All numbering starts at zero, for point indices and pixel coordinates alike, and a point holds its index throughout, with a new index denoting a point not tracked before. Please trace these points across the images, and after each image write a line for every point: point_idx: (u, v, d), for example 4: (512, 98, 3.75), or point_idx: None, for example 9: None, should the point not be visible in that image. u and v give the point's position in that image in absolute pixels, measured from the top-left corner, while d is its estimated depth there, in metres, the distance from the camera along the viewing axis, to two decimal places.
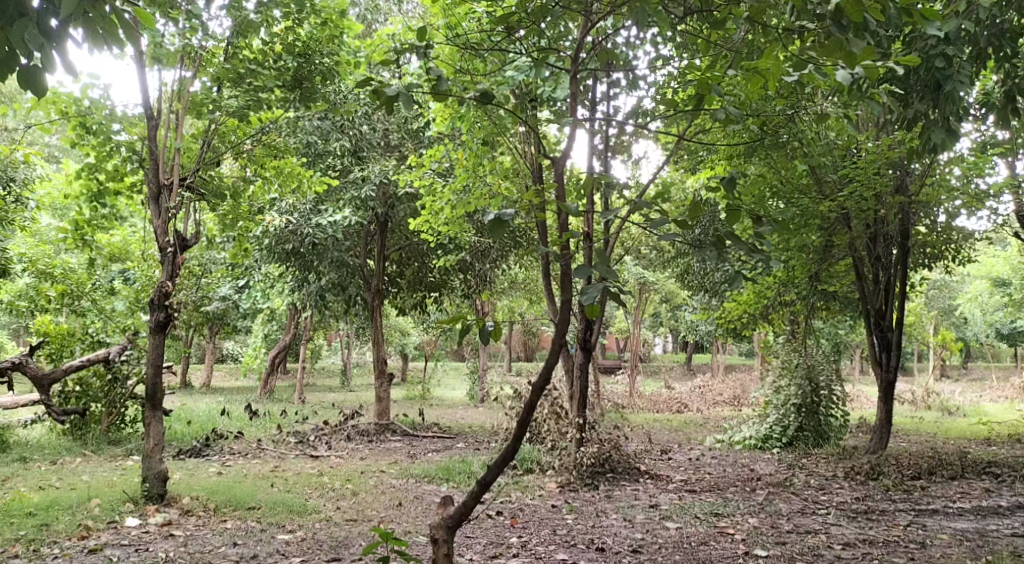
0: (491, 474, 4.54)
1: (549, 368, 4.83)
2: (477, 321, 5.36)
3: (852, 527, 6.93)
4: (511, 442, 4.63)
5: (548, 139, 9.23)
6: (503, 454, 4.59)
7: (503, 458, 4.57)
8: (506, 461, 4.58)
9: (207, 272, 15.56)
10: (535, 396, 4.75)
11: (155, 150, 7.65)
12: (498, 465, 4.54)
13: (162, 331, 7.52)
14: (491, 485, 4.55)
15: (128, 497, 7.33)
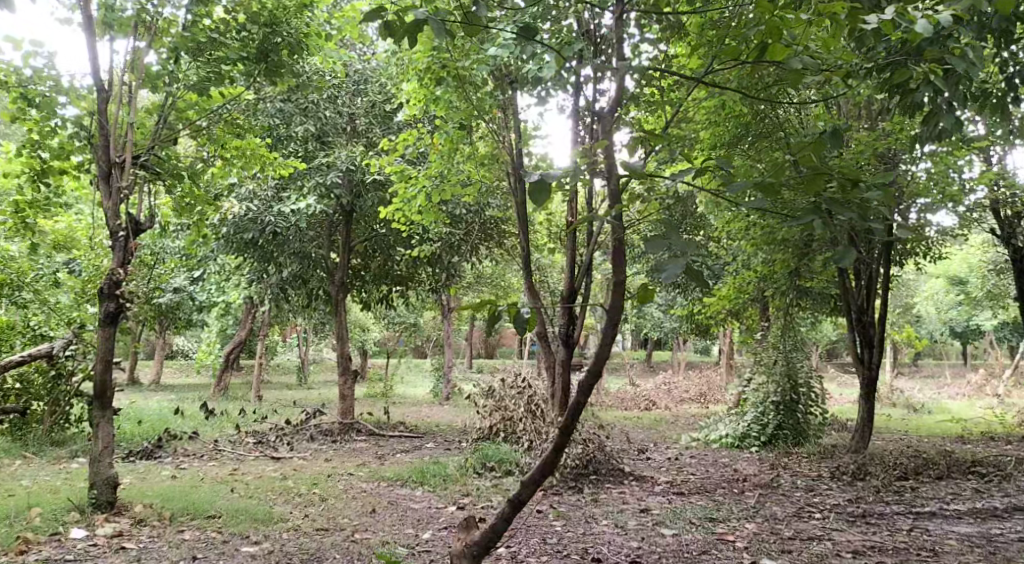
0: (524, 492, 4.27)
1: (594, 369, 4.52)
2: (509, 306, 4.76)
3: (855, 531, 6.50)
4: (550, 451, 4.32)
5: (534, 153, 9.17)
6: (543, 465, 4.29)
7: (540, 471, 4.27)
8: (545, 473, 4.28)
9: (160, 262, 14.82)
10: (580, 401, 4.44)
11: (104, 126, 7.03)
12: (536, 478, 4.25)
13: (112, 323, 6.87)
14: (529, 498, 4.27)
15: (74, 505, 6.69)
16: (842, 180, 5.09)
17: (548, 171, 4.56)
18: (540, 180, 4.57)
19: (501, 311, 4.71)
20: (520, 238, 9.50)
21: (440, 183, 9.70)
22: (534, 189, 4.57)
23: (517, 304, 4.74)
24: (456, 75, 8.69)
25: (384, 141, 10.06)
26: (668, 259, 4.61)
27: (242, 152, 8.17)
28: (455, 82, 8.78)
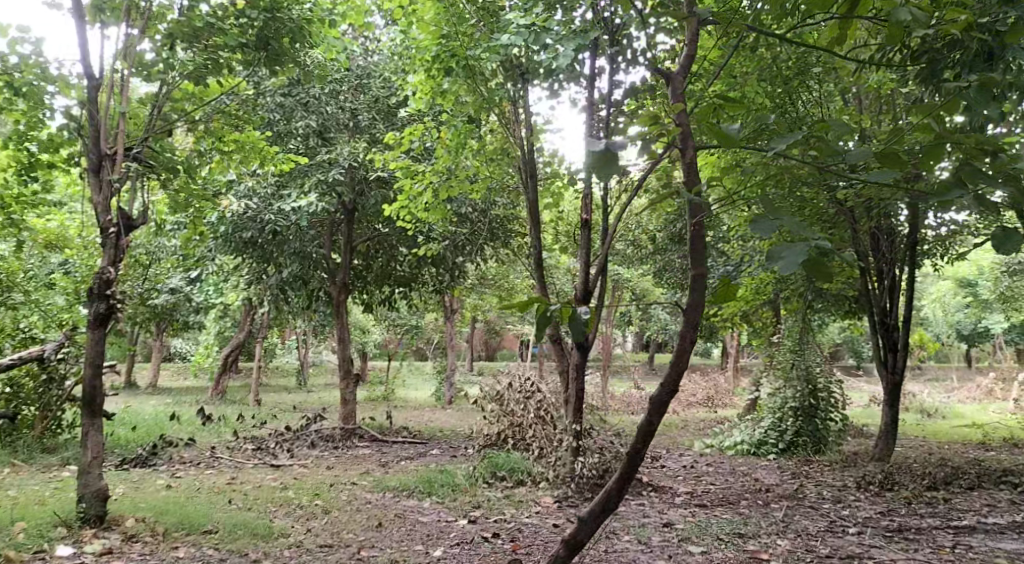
0: (581, 531, 3.97)
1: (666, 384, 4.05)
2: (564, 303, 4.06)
3: (894, 548, 6.09)
4: (613, 481, 3.99)
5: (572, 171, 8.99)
6: (603, 499, 3.97)
7: (598, 509, 3.97)
8: (604, 511, 3.97)
9: (155, 260, 14.43)
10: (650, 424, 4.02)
11: (95, 117, 6.58)
12: (595, 517, 3.94)
13: (103, 325, 6.45)
14: (587, 537, 3.98)
15: (61, 520, 6.28)
16: (971, 150, 3.70)
17: (614, 143, 3.68)
18: (603, 153, 3.69)
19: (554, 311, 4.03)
20: (532, 238, 9.07)
21: (448, 179, 9.31)
22: (596, 163, 3.72)
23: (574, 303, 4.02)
24: (467, 64, 8.25)
25: (390, 136, 9.61)
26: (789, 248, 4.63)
27: (241, 144, 7.72)
28: (465, 72, 8.35)
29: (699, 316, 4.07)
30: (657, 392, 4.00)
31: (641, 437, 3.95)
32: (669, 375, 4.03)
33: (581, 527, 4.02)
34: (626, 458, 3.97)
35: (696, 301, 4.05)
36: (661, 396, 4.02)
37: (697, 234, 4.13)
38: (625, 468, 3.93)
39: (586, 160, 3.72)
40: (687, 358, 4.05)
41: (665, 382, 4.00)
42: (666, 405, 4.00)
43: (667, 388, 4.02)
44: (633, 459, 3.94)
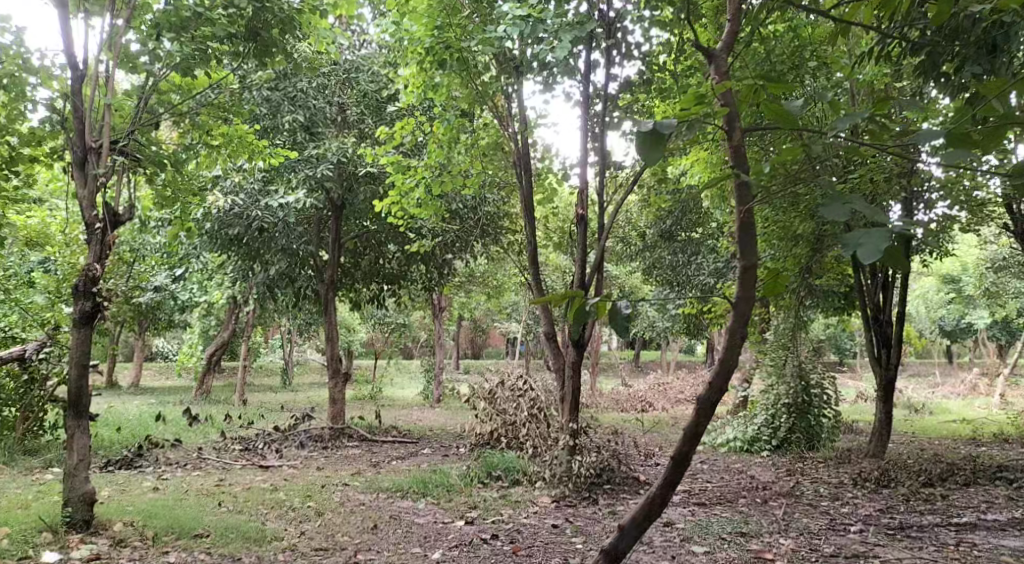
0: (621, 541, 3.97)
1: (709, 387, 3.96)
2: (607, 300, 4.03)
3: (898, 546, 6.01)
4: (656, 487, 3.97)
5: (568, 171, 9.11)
6: (648, 505, 3.97)
7: (640, 516, 3.98)
8: (646, 519, 3.98)
9: (139, 257, 14.19)
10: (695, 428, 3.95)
11: (79, 108, 6.37)
12: (638, 525, 3.95)
13: (89, 323, 6.26)
14: (628, 543, 4.00)
15: (45, 525, 6.10)
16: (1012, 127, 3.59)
17: (663, 123, 3.51)
18: (652, 134, 3.52)
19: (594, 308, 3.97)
20: (528, 233, 8.94)
21: (440, 174, 9.18)
22: (642, 144, 3.53)
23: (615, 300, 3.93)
24: (460, 57, 8.08)
25: (381, 131, 9.46)
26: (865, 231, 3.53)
27: (229, 138, 7.55)
28: (459, 65, 8.17)
29: (749, 308, 3.95)
30: (704, 393, 3.94)
31: (687, 442, 3.92)
32: (718, 373, 3.94)
33: (621, 535, 4.01)
34: (670, 464, 3.96)
35: (746, 294, 3.93)
36: (707, 396, 3.95)
37: (746, 221, 3.96)
38: (669, 475, 3.93)
39: (634, 140, 3.54)
40: (736, 355, 3.95)
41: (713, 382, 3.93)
42: (712, 406, 3.94)
43: (715, 386, 3.95)
44: (677, 467, 3.93)
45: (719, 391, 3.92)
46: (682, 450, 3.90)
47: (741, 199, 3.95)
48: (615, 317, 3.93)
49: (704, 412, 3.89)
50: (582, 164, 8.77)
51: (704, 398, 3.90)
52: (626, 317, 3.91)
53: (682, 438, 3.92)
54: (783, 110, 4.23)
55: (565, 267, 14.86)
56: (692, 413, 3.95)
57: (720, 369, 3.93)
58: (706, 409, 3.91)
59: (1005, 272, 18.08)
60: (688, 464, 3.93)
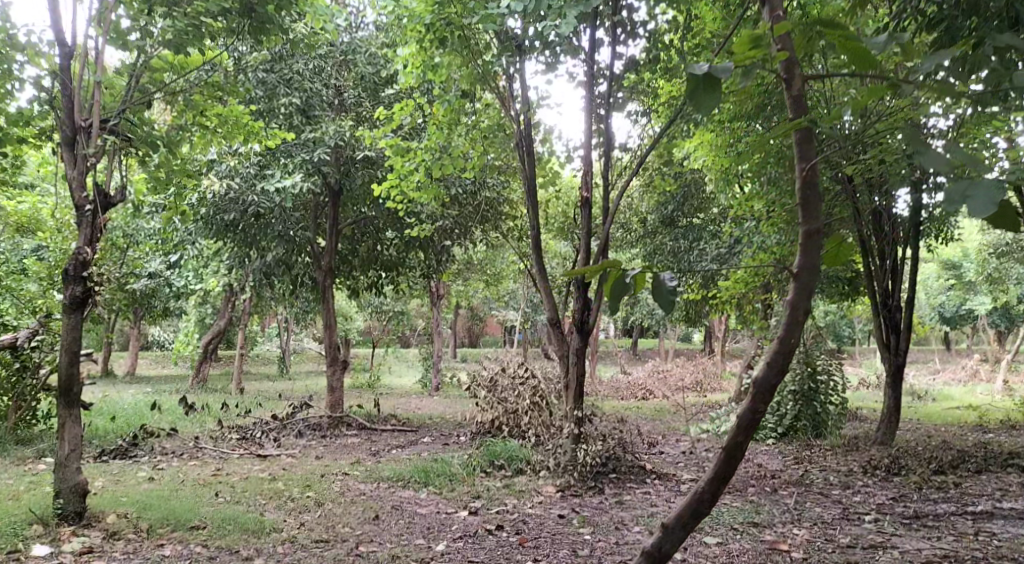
0: (665, 542, 3.82)
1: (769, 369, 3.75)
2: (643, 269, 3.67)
3: (916, 536, 5.83)
4: (705, 481, 3.81)
5: (565, 156, 8.94)
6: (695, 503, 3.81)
7: (686, 514, 3.83)
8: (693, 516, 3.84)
9: (133, 243, 13.97)
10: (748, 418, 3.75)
11: (67, 86, 6.15)
12: (683, 526, 3.79)
13: (79, 309, 6.05)
14: (673, 543, 3.85)
15: (36, 517, 5.92)
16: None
17: (719, 67, 3.29)
18: (706, 78, 3.30)
19: (630, 280, 3.62)
20: (530, 218, 8.72)
21: (441, 157, 8.96)
22: (695, 89, 3.33)
23: (654, 269, 3.60)
24: (461, 35, 7.93)
25: (379, 112, 9.23)
26: (977, 185, 3.16)
27: (223, 119, 7.30)
28: (460, 43, 8.03)
29: (812, 280, 3.77)
30: (760, 378, 3.76)
31: (740, 432, 3.76)
32: (779, 352, 3.75)
33: (665, 536, 3.86)
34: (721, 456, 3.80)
35: (810, 264, 3.74)
36: (767, 378, 3.75)
37: (808, 179, 3.80)
38: (720, 469, 3.78)
39: (686, 85, 3.34)
40: (796, 333, 3.76)
41: (769, 364, 3.75)
42: (769, 391, 3.76)
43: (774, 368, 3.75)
44: (729, 459, 3.78)
45: (778, 373, 3.74)
46: (735, 441, 3.75)
47: (802, 158, 3.78)
48: (658, 289, 3.57)
49: (761, 399, 3.73)
50: (586, 146, 8.55)
51: (760, 384, 3.73)
52: (670, 291, 3.55)
53: (735, 428, 3.76)
54: (862, 48, 3.64)
55: (565, 254, 14.65)
56: (748, 398, 3.78)
57: (778, 350, 3.75)
58: (762, 396, 3.73)
59: (1009, 257, 17.87)
60: (741, 456, 3.77)
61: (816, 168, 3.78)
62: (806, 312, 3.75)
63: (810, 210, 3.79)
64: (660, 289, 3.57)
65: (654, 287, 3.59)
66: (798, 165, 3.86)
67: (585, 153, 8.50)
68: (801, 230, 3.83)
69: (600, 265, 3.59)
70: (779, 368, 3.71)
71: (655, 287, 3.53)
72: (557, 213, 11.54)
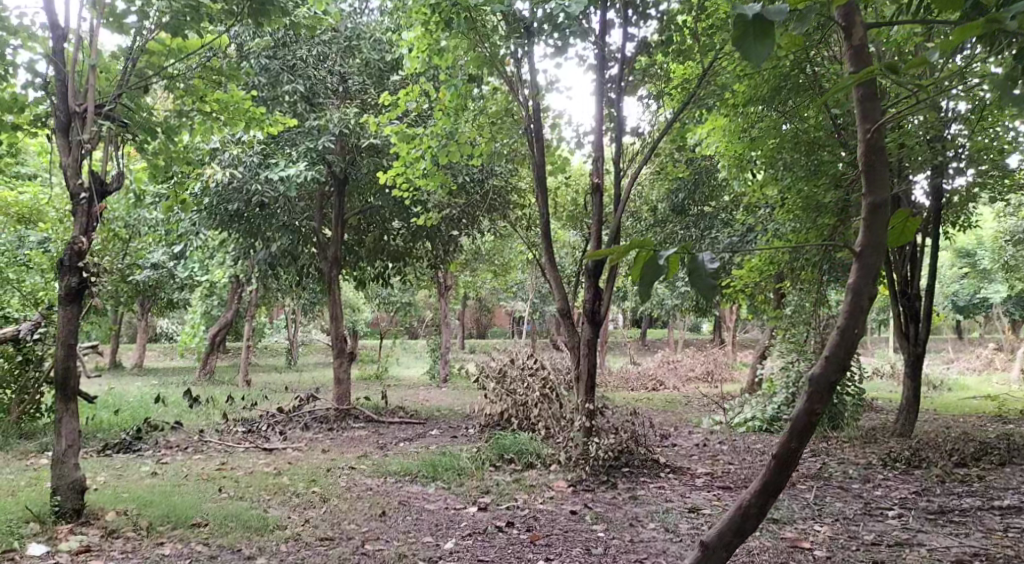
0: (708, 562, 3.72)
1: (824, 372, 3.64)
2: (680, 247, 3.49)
3: (944, 533, 5.61)
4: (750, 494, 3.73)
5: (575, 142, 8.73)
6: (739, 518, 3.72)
7: (731, 530, 3.73)
8: (739, 530, 3.74)
9: (136, 234, 13.78)
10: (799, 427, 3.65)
11: (62, 71, 5.95)
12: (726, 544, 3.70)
13: (75, 301, 5.86)
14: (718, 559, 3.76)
15: (33, 515, 5.75)
16: None
17: (771, 9, 3.07)
18: (757, 22, 3.10)
19: (668, 263, 3.43)
20: (540, 206, 8.52)
21: (447, 143, 8.74)
22: (743, 34, 3.13)
23: (693, 251, 3.43)
24: (467, 16, 7.69)
25: (383, 98, 9.01)
26: None
27: (223, 105, 7.09)
28: (466, 25, 7.80)
29: (876, 259, 3.63)
30: (817, 376, 3.64)
31: (793, 438, 3.66)
32: (836, 352, 3.63)
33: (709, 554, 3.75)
34: (771, 465, 3.70)
35: (873, 242, 3.62)
36: (821, 379, 3.64)
37: (872, 144, 3.66)
38: (770, 479, 3.69)
39: (735, 29, 3.14)
40: (858, 321, 3.62)
41: (827, 363, 3.63)
42: (826, 390, 3.64)
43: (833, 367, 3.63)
44: (780, 469, 3.68)
45: (836, 371, 3.62)
46: (788, 449, 3.65)
47: (865, 120, 3.65)
48: (696, 272, 3.40)
49: (817, 401, 3.62)
50: (596, 132, 8.34)
51: (817, 383, 3.62)
52: (711, 276, 3.39)
53: (788, 434, 3.65)
54: None
55: (574, 243, 14.42)
56: (804, 399, 3.66)
57: (838, 345, 3.62)
58: (819, 396, 3.61)
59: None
60: (793, 464, 3.67)
61: (881, 131, 3.64)
62: (870, 298, 3.61)
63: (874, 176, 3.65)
64: (699, 273, 3.40)
65: (692, 271, 3.42)
66: (861, 128, 3.72)
67: (595, 138, 8.27)
68: (864, 202, 3.68)
69: (638, 245, 3.40)
70: (839, 364, 3.59)
71: (695, 271, 3.36)
72: (567, 202, 11.32)
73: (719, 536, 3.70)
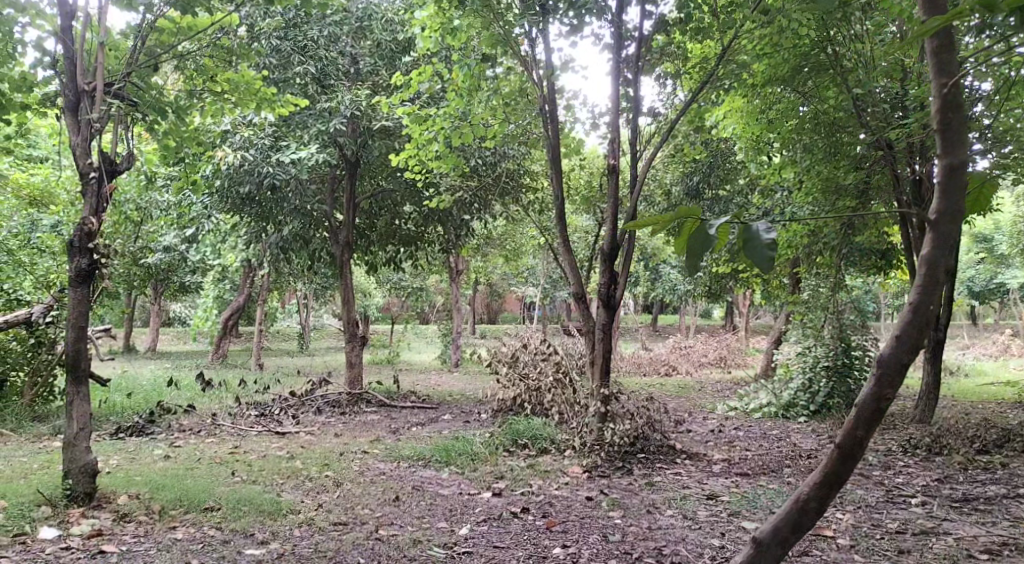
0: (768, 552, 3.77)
1: (895, 355, 3.66)
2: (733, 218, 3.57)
3: (968, 521, 5.50)
4: (812, 483, 3.78)
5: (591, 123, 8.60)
6: (799, 509, 3.76)
7: (791, 520, 3.78)
8: (799, 522, 3.79)
9: (147, 216, 13.69)
10: (865, 417, 3.70)
11: (71, 49, 5.86)
12: (786, 535, 3.75)
13: (86, 282, 5.79)
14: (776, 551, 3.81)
15: (45, 498, 5.71)
16: None
17: None
18: None
19: (719, 230, 3.50)
20: (555, 189, 8.36)
21: (461, 124, 8.61)
22: None
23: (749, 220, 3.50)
24: None
25: (396, 78, 8.87)
26: None
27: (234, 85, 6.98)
28: (480, 3, 7.66)
29: (952, 226, 3.63)
30: (886, 358, 3.68)
31: (860, 426, 3.70)
32: (907, 334, 3.66)
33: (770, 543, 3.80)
34: (835, 454, 3.75)
35: (948, 210, 3.62)
36: (891, 364, 3.67)
37: (948, 99, 3.61)
38: (834, 469, 3.73)
39: None
40: (934, 294, 3.63)
41: (896, 342, 3.67)
42: (895, 374, 3.68)
43: (903, 349, 3.65)
44: (845, 458, 3.72)
45: (906, 353, 3.65)
46: (855, 436, 3.69)
47: (943, 75, 3.60)
48: (750, 241, 3.44)
49: (887, 385, 3.65)
50: (612, 112, 8.20)
51: (887, 364, 3.66)
52: (767, 248, 3.41)
53: (855, 422, 3.70)
54: None
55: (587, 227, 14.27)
56: (872, 384, 3.70)
57: (910, 324, 3.65)
58: (888, 379, 3.66)
59: None
60: (857, 453, 3.72)
61: (958, 85, 3.60)
62: (945, 270, 3.63)
63: (949, 136, 3.62)
64: (753, 242, 3.44)
65: (747, 241, 3.46)
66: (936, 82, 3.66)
67: (613, 119, 8.13)
68: (940, 163, 3.66)
69: (691, 211, 3.49)
70: (910, 345, 3.63)
71: (749, 238, 3.41)
72: (581, 185, 11.17)
73: (780, 526, 3.76)
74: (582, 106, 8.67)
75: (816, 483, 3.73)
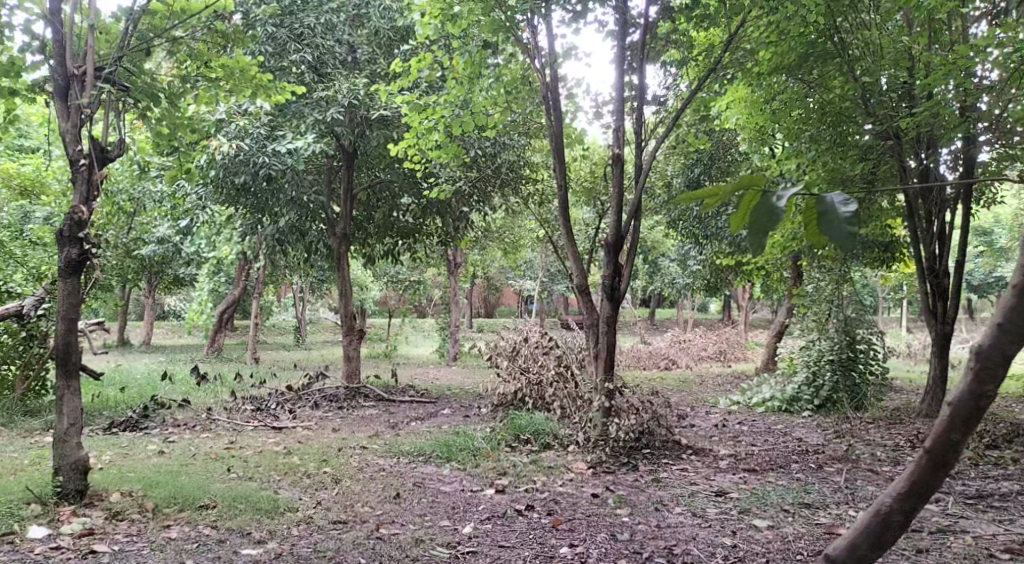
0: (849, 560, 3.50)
1: (995, 349, 3.41)
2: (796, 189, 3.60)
3: (985, 519, 5.36)
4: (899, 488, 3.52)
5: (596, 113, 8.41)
6: (886, 516, 3.50)
7: (875, 527, 3.51)
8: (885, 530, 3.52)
9: (140, 208, 13.48)
10: (960, 416, 3.43)
11: (60, 32, 5.67)
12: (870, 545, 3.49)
13: (76, 273, 5.61)
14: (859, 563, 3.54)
15: (35, 495, 5.54)
16: None
17: None
18: None
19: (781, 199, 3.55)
20: (558, 179, 8.18)
21: (462, 113, 8.43)
22: None
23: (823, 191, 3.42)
24: None
25: (395, 66, 8.67)
26: None
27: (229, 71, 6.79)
28: None
29: None
30: (984, 352, 3.44)
31: (955, 428, 3.44)
32: (1008, 325, 3.41)
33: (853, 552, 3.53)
34: (926, 458, 3.49)
35: None
36: (989, 358, 3.43)
37: None
38: (923, 475, 3.48)
39: None
40: None
41: (995, 333, 3.42)
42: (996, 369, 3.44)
43: (1002, 341, 3.41)
44: (936, 462, 3.46)
45: (1008, 346, 3.40)
46: (949, 439, 3.44)
47: None
48: (826, 213, 3.32)
49: (987, 380, 3.41)
50: (617, 101, 8.01)
51: (987, 358, 3.41)
52: (845, 221, 3.28)
53: (950, 423, 3.45)
54: None
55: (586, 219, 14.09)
56: (967, 380, 3.45)
57: (1011, 314, 3.41)
58: (988, 374, 3.41)
59: None
60: (953, 457, 3.45)
61: None
62: None
63: None
64: (829, 212, 3.32)
65: (824, 214, 3.33)
66: None
67: (618, 108, 7.95)
68: None
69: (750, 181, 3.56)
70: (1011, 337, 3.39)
71: (820, 209, 3.31)
72: (582, 176, 11.00)
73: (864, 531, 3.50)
74: (585, 95, 8.48)
75: (901, 493, 3.47)
